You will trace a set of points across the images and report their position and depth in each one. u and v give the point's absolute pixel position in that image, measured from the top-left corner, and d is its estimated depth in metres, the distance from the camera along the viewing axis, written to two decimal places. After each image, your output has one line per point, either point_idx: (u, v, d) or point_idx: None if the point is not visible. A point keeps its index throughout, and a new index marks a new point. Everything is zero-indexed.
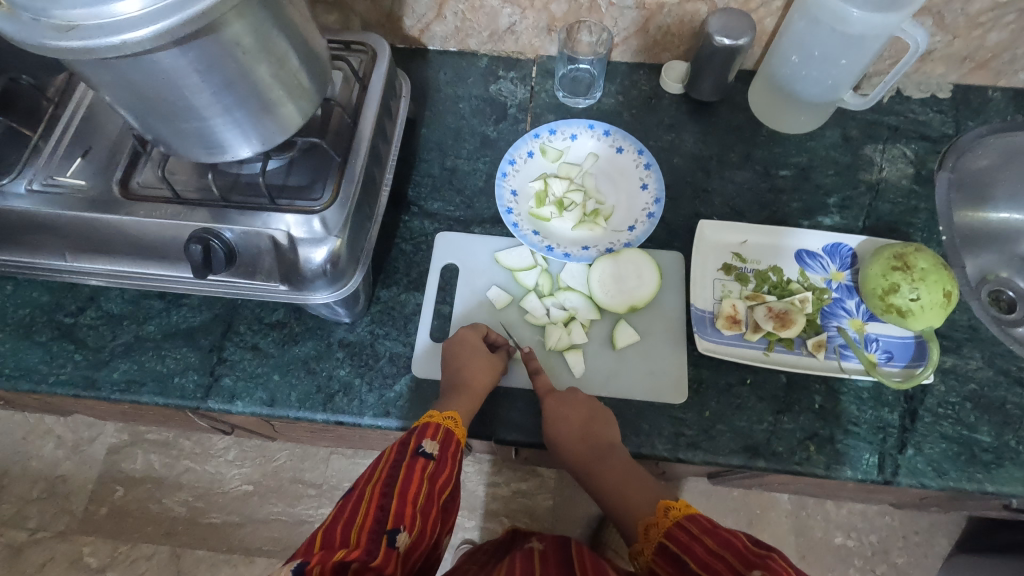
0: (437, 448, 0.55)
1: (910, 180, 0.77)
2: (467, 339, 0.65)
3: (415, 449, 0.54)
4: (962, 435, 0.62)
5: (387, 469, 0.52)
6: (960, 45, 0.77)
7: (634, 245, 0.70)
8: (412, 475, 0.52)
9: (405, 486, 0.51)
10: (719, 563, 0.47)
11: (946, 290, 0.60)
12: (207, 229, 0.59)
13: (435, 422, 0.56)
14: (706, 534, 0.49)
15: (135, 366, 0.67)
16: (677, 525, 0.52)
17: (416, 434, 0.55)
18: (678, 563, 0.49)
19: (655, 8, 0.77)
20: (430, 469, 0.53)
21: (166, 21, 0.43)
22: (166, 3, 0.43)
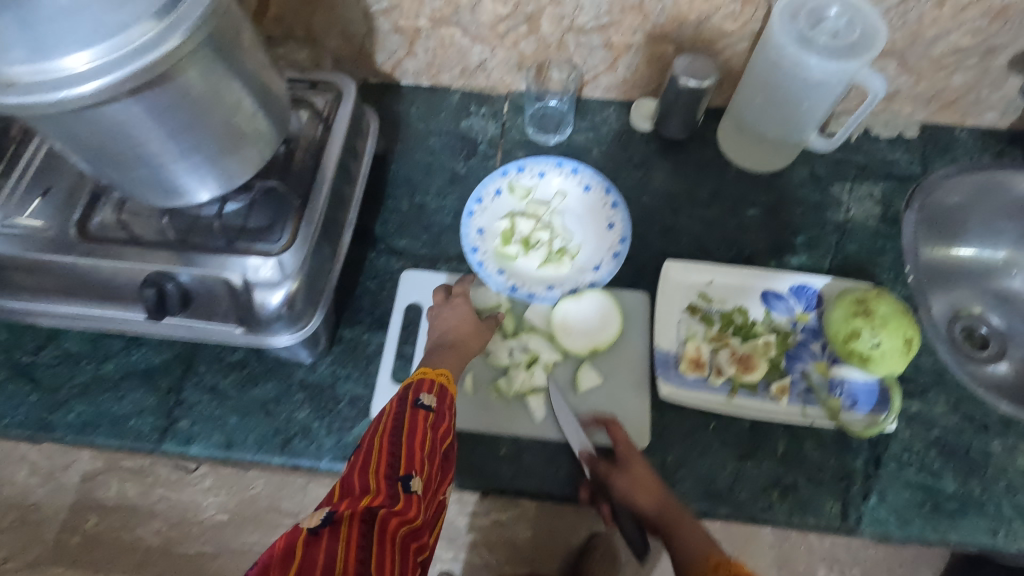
0: (435, 400, 0.55)
1: (878, 220, 0.77)
2: (459, 310, 0.67)
3: (413, 402, 0.54)
4: (926, 482, 0.62)
5: (389, 425, 0.52)
6: (926, 86, 0.77)
7: (599, 285, 0.70)
8: (414, 428, 0.52)
9: (410, 437, 0.51)
10: None
11: (907, 336, 0.60)
12: (162, 272, 0.58)
13: (429, 377, 0.57)
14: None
15: (91, 407, 0.66)
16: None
17: (413, 389, 0.56)
18: None
19: (623, 48, 0.77)
20: (430, 419, 0.54)
21: (116, 74, 0.41)
22: (117, 56, 0.41)
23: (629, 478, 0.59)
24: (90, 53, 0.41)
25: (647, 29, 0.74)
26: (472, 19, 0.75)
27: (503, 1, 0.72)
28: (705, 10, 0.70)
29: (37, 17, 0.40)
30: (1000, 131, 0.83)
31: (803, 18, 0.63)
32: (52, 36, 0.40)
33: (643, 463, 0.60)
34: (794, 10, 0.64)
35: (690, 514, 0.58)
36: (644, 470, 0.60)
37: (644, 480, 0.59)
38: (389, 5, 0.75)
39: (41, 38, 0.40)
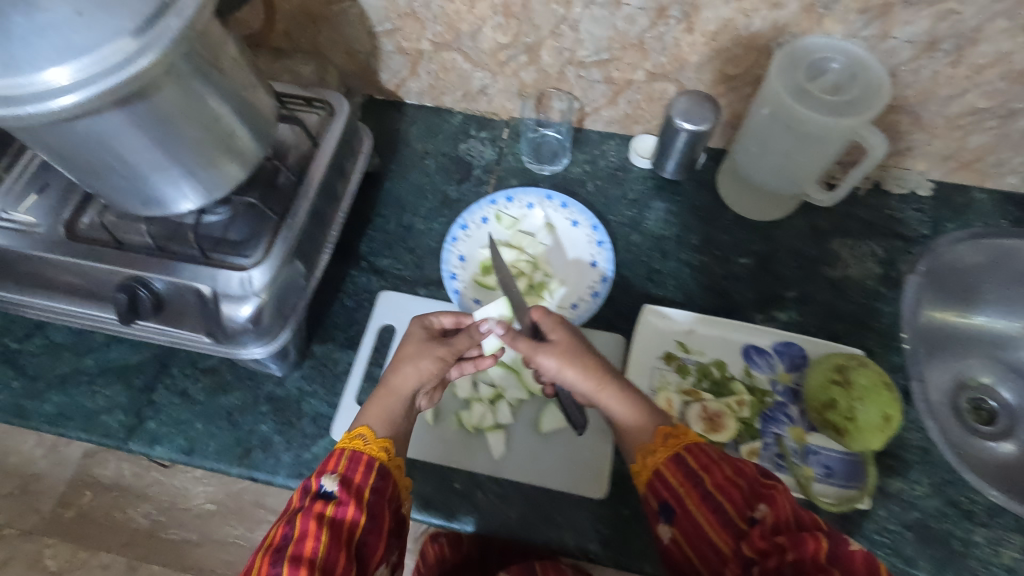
0: (337, 485, 0.50)
1: (877, 280, 0.73)
2: (412, 333, 0.61)
3: (316, 492, 0.50)
4: (897, 568, 0.58)
5: (286, 530, 0.48)
6: (940, 144, 0.73)
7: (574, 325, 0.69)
8: (307, 527, 0.47)
9: (300, 544, 0.47)
10: (734, 492, 0.47)
11: (888, 413, 0.56)
12: (137, 277, 0.60)
13: (338, 452, 0.53)
14: (723, 464, 0.49)
15: (66, 399, 0.68)
16: (684, 450, 0.50)
17: (316, 473, 0.51)
18: (691, 475, 0.49)
19: (624, 84, 0.76)
20: (330, 513, 0.49)
21: (87, 91, 0.42)
22: (92, 72, 0.42)
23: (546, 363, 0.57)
24: (67, 69, 0.41)
25: (648, 67, 0.72)
26: (473, 45, 0.75)
27: (503, 31, 0.72)
28: (707, 52, 0.68)
29: (11, 33, 0.40)
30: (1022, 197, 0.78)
31: (802, 69, 0.61)
32: (24, 52, 0.41)
33: (565, 332, 0.58)
34: (794, 60, 0.61)
35: (626, 394, 0.56)
36: (569, 342, 0.58)
37: (571, 352, 0.57)
38: (392, 27, 0.75)
39: (13, 53, 0.41)
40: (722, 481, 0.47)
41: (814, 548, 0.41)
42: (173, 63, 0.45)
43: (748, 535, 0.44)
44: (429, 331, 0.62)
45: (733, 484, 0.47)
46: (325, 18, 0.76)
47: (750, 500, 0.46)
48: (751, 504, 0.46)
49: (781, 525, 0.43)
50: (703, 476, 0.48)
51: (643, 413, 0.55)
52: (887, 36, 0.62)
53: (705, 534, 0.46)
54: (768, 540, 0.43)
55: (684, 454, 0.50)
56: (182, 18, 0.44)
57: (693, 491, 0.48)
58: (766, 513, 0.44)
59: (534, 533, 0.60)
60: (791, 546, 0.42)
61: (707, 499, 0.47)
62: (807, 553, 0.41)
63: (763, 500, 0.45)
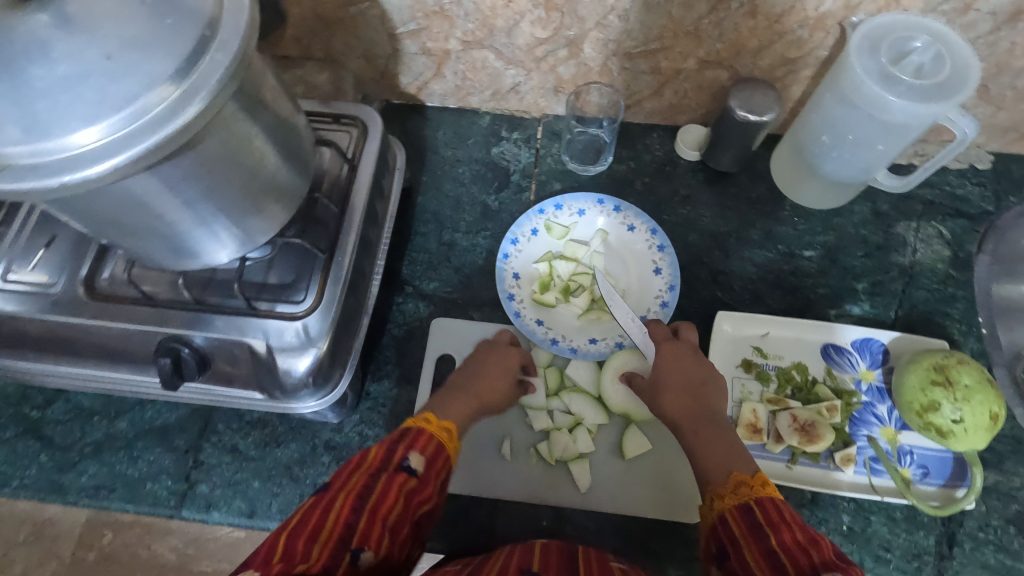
0: (422, 464, 0.47)
1: (947, 263, 0.71)
2: (506, 351, 0.62)
3: (397, 462, 0.46)
4: (1005, 564, 0.57)
5: (364, 478, 0.43)
6: (1004, 117, 0.70)
7: None
8: (389, 487, 0.43)
9: (378, 500, 0.42)
10: (798, 553, 0.40)
11: (993, 411, 0.55)
12: (176, 336, 0.54)
13: (426, 432, 0.49)
14: (795, 524, 0.42)
15: (105, 469, 0.62)
16: (755, 500, 0.45)
17: (402, 444, 0.47)
18: (755, 526, 0.43)
19: (672, 73, 0.70)
20: (411, 485, 0.45)
21: (130, 151, 0.35)
22: (130, 129, 0.35)
23: (650, 385, 0.60)
24: (99, 128, 0.35)
25: (701, 55, 0.67)
26: (508, 41, 0.69)
27: (543, 25, 0.66)
28: (768, 36, 0.64)
29: (32, 89, 0.34)
30: None
31: (884, 51, 0.56)
32: (50, 111, 0.34)
33: (680, 349, 0.60)
34: (872, 42, 0.57)
35: (717, 432, 0.54)
36: (674, 373, 0.58)
37: (676, 385, 0.58)
38: (417, 27, 0.68)
39: (37, 113, 0.34)
40: (790, 543, 0.41)
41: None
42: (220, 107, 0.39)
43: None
44: (522, 362, 0.63)
45: (803, 548, 0.40)
46: (340, 22, 0.69)
47: (819, 566, 0.38)
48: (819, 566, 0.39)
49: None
50: (770, 531, 0.42)
51: (728, 454, 0.51)
52: (968, 9, 0.58)
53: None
54: None
55: (754, 506, 0.44)
56: (229, 52, 0.38)
57: (756, 546, 0.42)
58: None
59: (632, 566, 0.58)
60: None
61: (769, 557, 0.40)
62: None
63: (830, 568, 0.38)
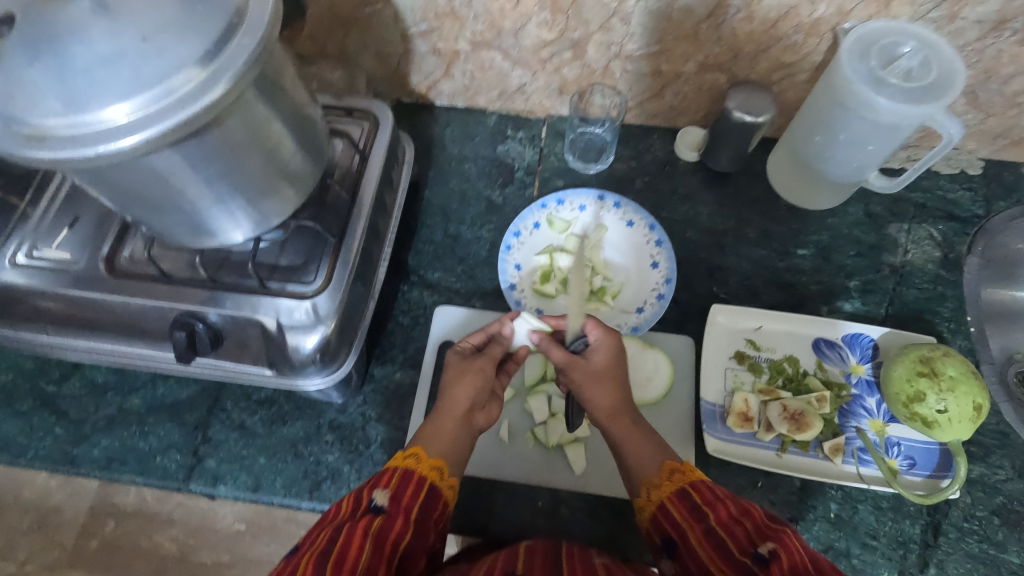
0: (388, 500, 0.47)
1: (937, 264, 0.73)
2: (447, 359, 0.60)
3: (365, 505, 0.46)
4: (989, 554, 0.58)
5: (328, 532, 0.42)
6: (994, 123, 0.72)
7: (642, 330, 0.68)
8: (355, 531, 0.42)
9: (343, 548, 0.41)
10: (737, 530, 0.44)
11: (977, 402, 0.56)
12: (191, 312, 0.56)
13: (390, 469, 0.50)
14: (728, 500, 0.47)
15: (116, 443, 0.65)
16: (691, 485, 0.49)
17: (367, 486, 0.48)
18: (699, 511, 0.47)
19: (672, 76, 0.73)
20: (379, 522, 0.44)
21: (159, 125, 0.38)
22: (159, 106, 0.38)
23: (589, 370, 0.57)
24: (131, 104, 0.38)
25: (700, 58, 0.70)
26: (515, 43, 0.72)
27: (549, 27, 0.69)
28: (765, 41, 0.67)
29: (74, 66, 0.37)
30: None
31: (874, 55, 0.59)
32: (88, 87, 0.38)
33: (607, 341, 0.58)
34: (864, 46, 0.59)
35: (642, 422, 0.56)
36: (606, 361, 0.57)
37: (610, 372, 0.57)
38: (428, 28, 0.71)
39: (77, 89, 0.38)
40: (727, 520, 0.45)
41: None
42: (243, 90, 0.42)
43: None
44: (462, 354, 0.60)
45: (737, 520, 0.45)
46: (355, 20, 0.72)
47: (753, 535, 0.43)
48: (758, 540, 0.43)
49: (796, 565, 0.40)
50: (709, 510, 0.46)
51: (659, 445, 0.54)
52: (955, 17, 0.61)
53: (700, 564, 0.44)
54: None
55: (692, 491, 0.48)
56: (255, 38, 0.41)
57: (697, 527, 0.46)
58: (774, 552, 0.41)
59: (625, 546, 0.59)
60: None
61: (711, 536, 0.45)
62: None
63: (764, 534, 0.43)
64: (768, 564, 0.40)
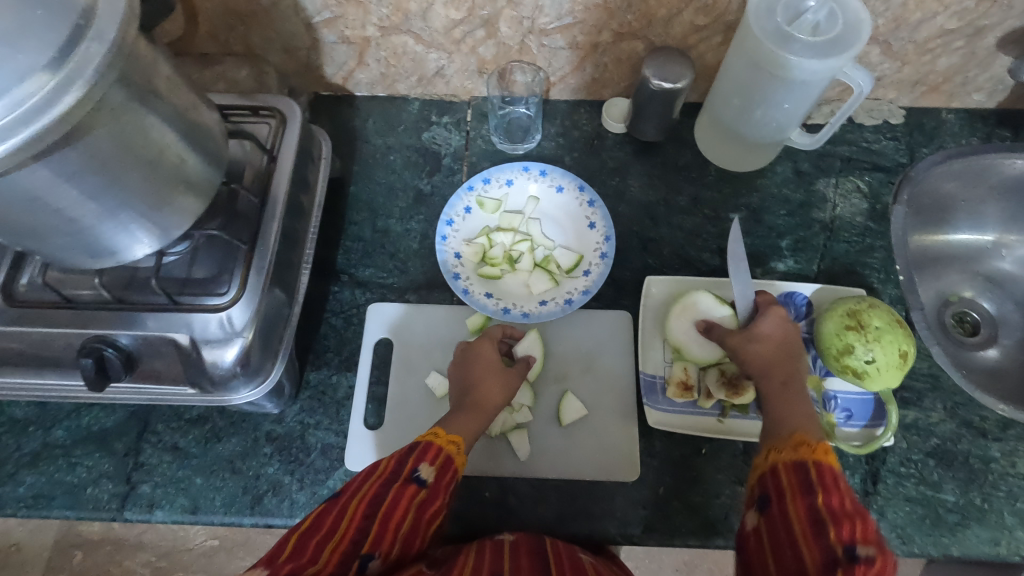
0: (433, 475, 0.49)
1: (865, 216, 0.73)
2: (483, 352, 0.61)
3: (409, 473, 0.48)
4: (927, 495, 0.60)
5: (375, 489, 0.47)
6: (910, 71, 0.73)
7: (593, 291, 0.67)
8: (399, 498, 0.46)
9: (388, 512, 0.45)
10: (842, 521, 0.40)
11: (902, 349, 0.57)
12: (99, 337, 0.53)
13: (439, 444, 0.51)
14: (846, 493, 0.43)
15: (42, 478, 0.62)
16: (813, 462, 0.45)
17: (416, 453, 0.50)
18: (807, 487, 0.43)
19: (590, 47, 0.72)
20: (421, 497, 0.47)
21: (8, 142, 0.35)
22: (3, 120, 0.35)
23: (764, 347, 0.57)
24: None
25: (614, 27, 0.69)
26: (425, 25, 0.69)
27: (457, 6, 0.66)
28: (676, 4, 0.65)
29: None
30: (986, 112, 0.79)
31: (779, 11, 0.58)
32: None
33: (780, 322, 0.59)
34: (769, 3, 0.59)
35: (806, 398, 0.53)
36: (777, 329, 0.58)
37: (781, 343, 0.58)
38: (332, 16, 0.68)
39: None
40: (838, 509, 0.41)
41: None
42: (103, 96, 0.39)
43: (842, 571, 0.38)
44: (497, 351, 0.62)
45: (848, 515, 0.41)
46: (254, 14, 0.68)
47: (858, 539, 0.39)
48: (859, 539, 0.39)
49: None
50: (820, 494, 0.42)
51: (805, 415, 0.51)
52: None
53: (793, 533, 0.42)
54: None
55: (810, 466, 0.44)
56: (105, 41, 0.38)
57: (801, 502, 0.43)
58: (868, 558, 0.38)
59: (574, 527, 0.59)
60: None
61: (812, 514, 0.41)
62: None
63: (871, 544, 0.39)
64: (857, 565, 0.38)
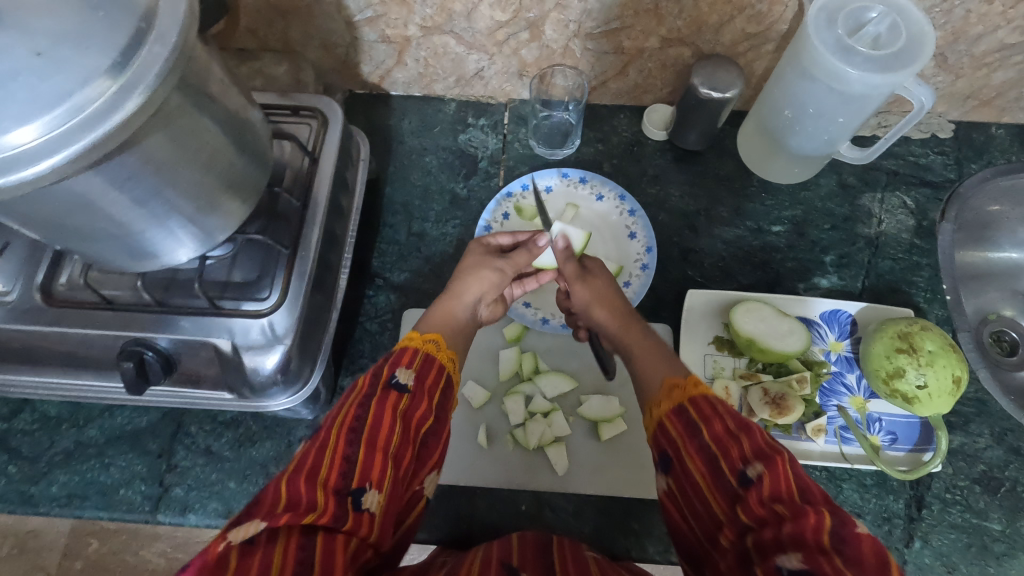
0: (413, 378, 0.44)
1: (912, 232, 0.72)
2: (473, 249, 0.61)
3: (387, 380, 0.43)
4: (973, 523, 0.59)
5: (354, 407, 0.40)
6: (964, 84, 0.71)
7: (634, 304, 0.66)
8: (383, 411, 0.40)
9: (373, 429, 0.39)
10: (731, 446, 0.39)
11: (955, 374, 0.56)
12: (139, 340, 0.52)
13: (412, 348, 0.46)
14: (726, 413, 0.41)
15: (76, 478, 0.61)
16: (688, 401, 0.43)
17: (388, 363, 0.44)
18: (692, 427, 0.42)
19: (635, 52, 0.70)
20: (405, 403, 0.42)
21: (69, 150, 0.34)
22: (66, 128, 0.34)
23: (589, 290, 0.59)
24: (33, 128, 0.33)
25: (662, 33, 0.67)
26: (468, 26, 0.67)
27: (502, 8, 0.65)
28: (728, 12, 0.64)
29: None
30: None
31: (840, 23, 0.57)
32: None
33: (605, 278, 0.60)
34: (830, 14, 0.57)
35: (651, 335, 0.54)
36: (604, 281, 0.60)
37: (608, 292, 0.58)
38: (374, 14, 0.67)
39: None
40: (721, 435, 0.40)
41: (815, 524, 0.33)
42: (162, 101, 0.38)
43: (741, 501, 0.37)
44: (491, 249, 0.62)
45: (732, 435, 0.39)
46: (294, 11, 0.67)
47: (749, 455, 0.38)
48: (751, 459, 0.38)
49: (781, 492, 0.35)
50: (702, 426, 0.41)
51: (666, 361, 0.50)
52: None
53: (690, 475, 0.40)
54: (760, 511, 0.35)
55: (688, 406, 0.43)
56: (166, 45, 0.37)
57: (692, 445, 0.41)
58: (762, 478, 0.36)
59: (612, 545, 0.58)
60: (792, 519, 0.34)
61: (702, 452, 0.40)
62: (806, 528, 0.33)
63: (761, 454, 0.37)
64: (754, 490, 0.36)
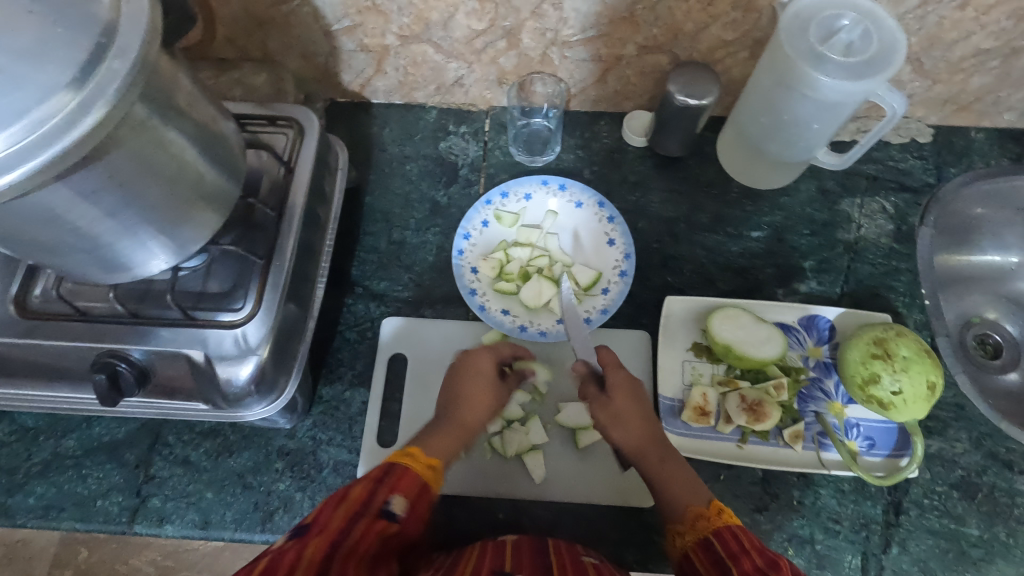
0: (404, 508, 0.47)
1: (891, 237, 0.72)
2: (481, 366, 0.60)
3: (381, 505, 0.45)
4: (950, 528, 0.59)
5: (342, 522, 0.43)
6: (941, 89, 0.71)
7: (612, 311, 0.66)
8: (367, 532, 0.43)
9: (356, 546, 0.42)
10: None
11: (930, 381, 0.56)
12: (112, 351, 0.52)
13: (410, 471, 0.49)
14: (755, 551, 0.45)
15: (53, 489, 0.61)
16: (715, 535, 0.47)
17: (386, 485, 0.47)
18: (720, 564, 0.45)
19: (613, 60, 0.70)
20: (389, 532, 0.45)
21: (30, 163, 0.34)
22: (26, 141, 0.34)
23: (608, 411, 0.57)
24: None
25: (639, 40, 0.67)
26: (445, 34, 0.68)
27: (479, 17, 0.65)
28: (703, 19, 0.64)
29: None
30: (1017, 132, 0.77)
31: (812, 30, 0.57)
32: None
33: (625, 377, 0.58)
34: (802, 22, 0.57)
35: (676, 459, 0.55)
36: (623, 390, 0.57)
37: (627, 413, 0.57)
38: (352, 24, 0.67)
39: None
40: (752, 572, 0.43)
41: None
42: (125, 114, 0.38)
43: None
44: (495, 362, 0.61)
45: (763, 572, 0.43)
46: (271, 20, 0.67)
47: None
48: None
49: None
50: (732, 563, 0.45)
51: (688, 481, 0.53)
52: None
53: None
54: None
55: (715, 541, 0.47)
56: (128, 60, 0.37)
57: None
58: None
59: None
60: None
61: None
62: None
63: None
64: None
